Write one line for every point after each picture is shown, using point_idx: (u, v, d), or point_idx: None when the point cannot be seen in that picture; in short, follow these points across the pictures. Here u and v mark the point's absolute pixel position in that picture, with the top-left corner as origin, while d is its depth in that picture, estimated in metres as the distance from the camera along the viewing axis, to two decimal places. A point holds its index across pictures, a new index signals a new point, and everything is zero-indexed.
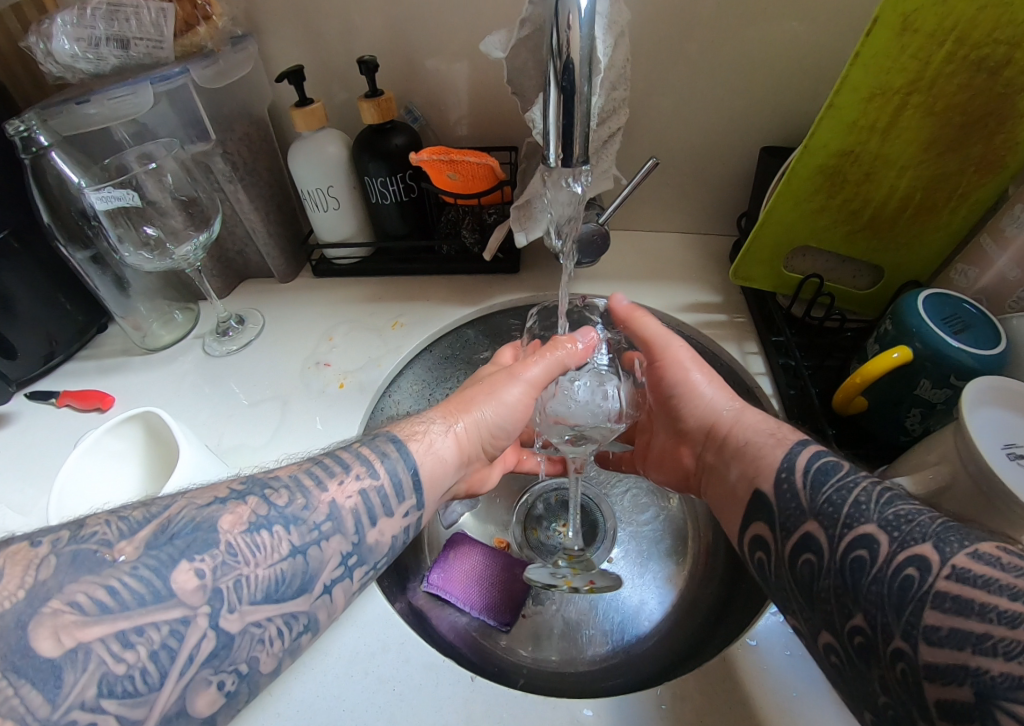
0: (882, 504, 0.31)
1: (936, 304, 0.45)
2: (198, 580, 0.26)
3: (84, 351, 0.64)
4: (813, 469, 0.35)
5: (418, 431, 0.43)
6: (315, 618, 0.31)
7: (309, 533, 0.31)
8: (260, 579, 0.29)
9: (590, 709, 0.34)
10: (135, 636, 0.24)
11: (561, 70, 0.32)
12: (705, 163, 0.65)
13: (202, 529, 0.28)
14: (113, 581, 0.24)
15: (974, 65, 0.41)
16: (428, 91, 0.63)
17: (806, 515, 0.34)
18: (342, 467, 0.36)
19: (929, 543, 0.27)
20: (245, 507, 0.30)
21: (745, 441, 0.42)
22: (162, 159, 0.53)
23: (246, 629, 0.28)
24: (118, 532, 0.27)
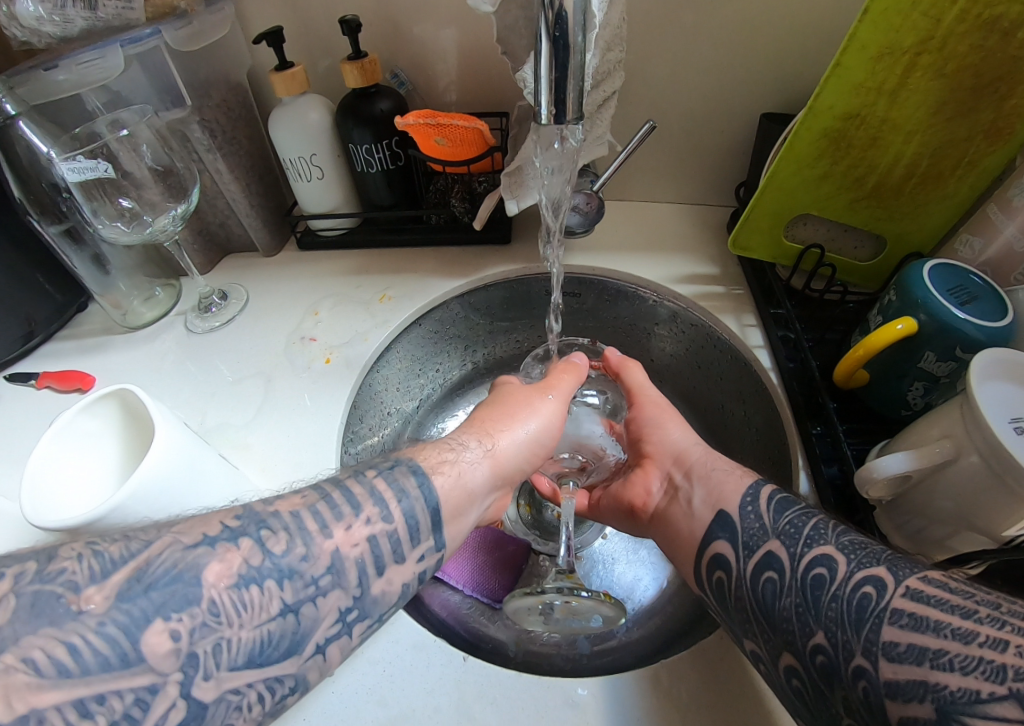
0: (838, 530, 0.31)
1: (943, 274, 0.44)
2: (171, 643, 0.23)
3: (64, 330, 0.62)
4: (776, 498, 0.35)
5: (447, 461, 0.39)
6: (304, 679, 0.28)
7: (304, 589, 0.28)
8: (243, 642, 0.25)
9: (584, 689, 0.33)
10: (96, 704, 0.21)
11: (552, 22, 0.30)
12: (703, 130, 0.63)
13: (184, 579, 0.25)
14: (74, 638, 0.21)
15: (987, 24, 0.39)
16: (414, 55, 0.60)
17: (768, 534, 0.33)
18: (351, 507, 0.32)
19: (882, 566, 0.28)
20: (236, 554, 0.27)
21: (713, 469, 0.40)
22: (135, 127, 0.50)
23: (222, 696, 0.24)
24: (88, 572, 0.23)
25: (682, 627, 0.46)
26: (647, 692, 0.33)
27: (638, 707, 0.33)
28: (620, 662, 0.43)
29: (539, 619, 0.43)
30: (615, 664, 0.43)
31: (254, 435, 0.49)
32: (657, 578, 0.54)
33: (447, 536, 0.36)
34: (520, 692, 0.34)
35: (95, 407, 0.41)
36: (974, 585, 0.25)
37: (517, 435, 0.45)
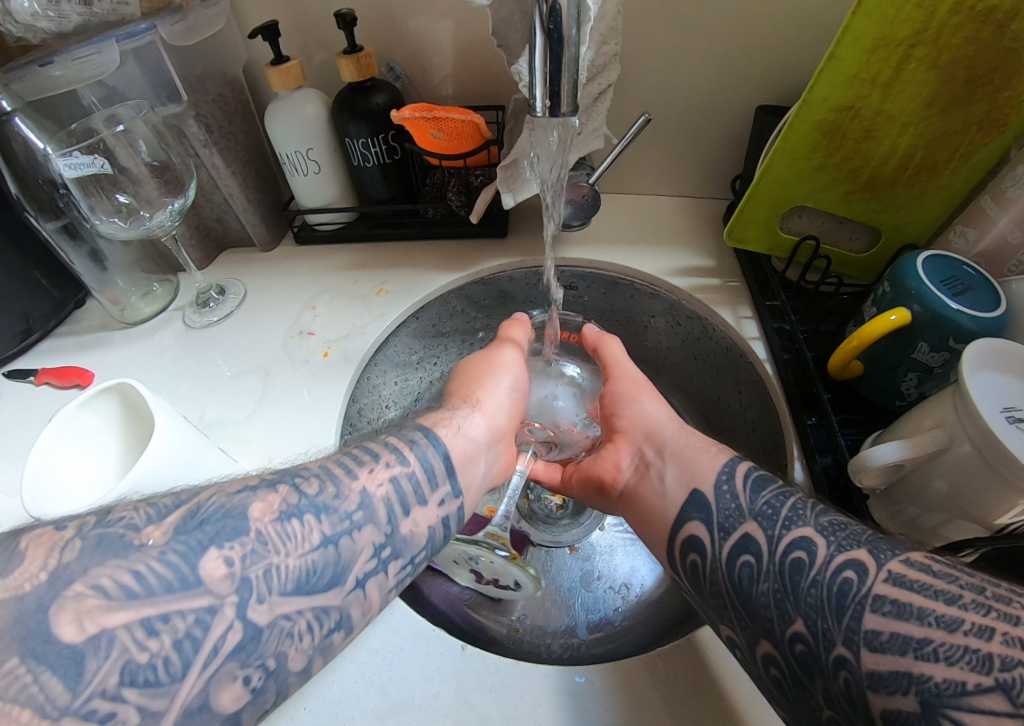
0: (817, 511, 0.32)
1: (937, 266, 0.44)
2: (226, 568, 0.24)
3: (63, 326, 0.62)
4: (752, 475, 0.35)
5: (447, 419, 0.42)
6: (348, 616, 0.28)
7: (341, 523, 0.29)
8: (291, 569, 0.26)
9: (582, 676, 0.34)
10: (161, 623, 0.21)
11: (546, 15, 0.30)
12: (698, 122, 0.63)
13: (231, 516, 0.26)
14: (140, 566, 0.22)
15: (982, 16, 0.39)
16: (410, 48, 0.60)
17: (744, 515, 0.33)
18: (371, 455, 0.34)
19: (864, 549, 0.28)
20: (276, 495, 0.28)
21: (686, 445, 0.41)
22: (132, 122, 0.50)
23: (275, 622, 0.25)
24: (145, 517, 0.25)
25: (677, 616, 0.46)
26: (643, 680, 0.34)
27: (635, 694, 0.33)
28: (620, 650, 0.45)
29: (466, 572, 0.46)
30: (614, 651, 0.46)
31: (253, 428, 0.49)
32: (653, 568, 0.54)
33: (463, 487, 0.37)
34: (517, 679, 0.34)
35: (95, 402, 0.42)
36: (955, 566, 0.26)
37: (501, 395, 0.49)
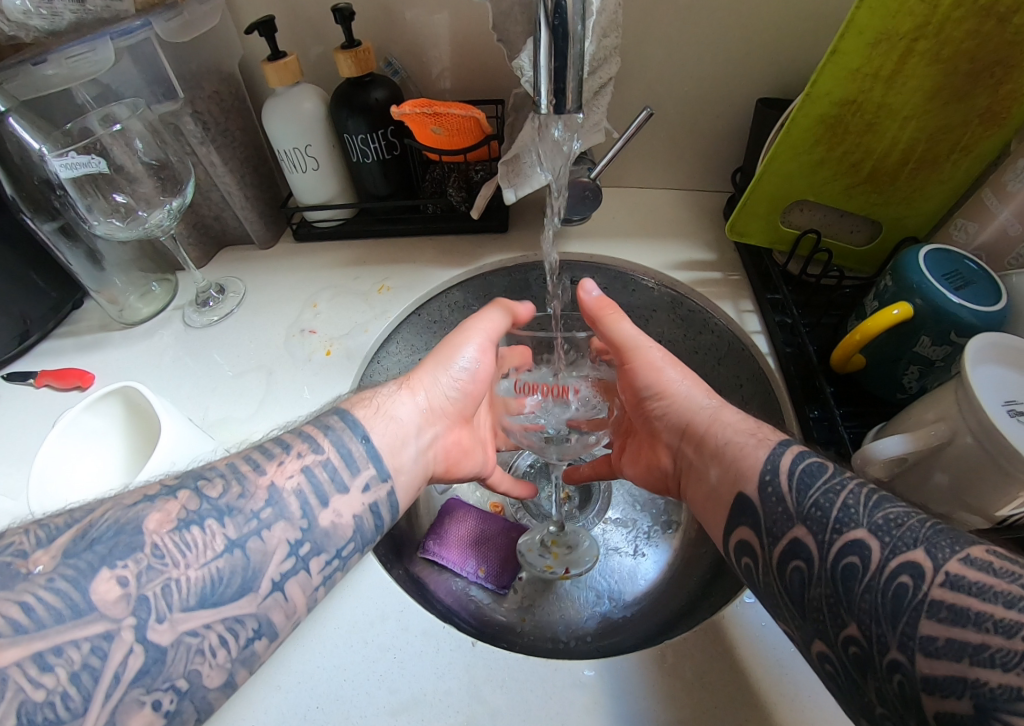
0: (872, 507, 0.28)
1: (938, 260, 0.44)
2: (120, 589, 0.25)
3: (60, 328, 0.61)
4: (798, 471, 0.32)
5: (369, 400, 0.43)
6: (268, 620, 0.30)
7: (247, 524, 0.30)
8: (193, 582, 0.27)
9: (591, 670, 0.34)
10: (54, 657, 0.22)
11: (552, 10, 0.30)
12: (699, 115, 0.63)
13: (126, 532, 0.27)
14: (27, 597, 0.23)
15: (984, 10, 0.39)
16: (407, 42, 0.59)
17: (793, 520, 0.30)
18: (282, 447, 0.35)
19: (920, 548, 0.24)
20: (175, 503, 0.29)
21: (726, 439, 0.38)
22: (128, 121, 0.49)
23: (181, 639, 0.26)
24: (35, 541, 0.26)
25: (683, 608, 0.46)
26: (652, 670, 0.34)
27: (646, 685, 0.34)
28: (627, 642, 0.45)
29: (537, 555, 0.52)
30: (621, 641, 0.46)
31: (258, 427, 0.49)
32: (659, 559, 0.55)
33: (392, 469, 0.39)
34: (526, 673, 0.34)
35: (100, 405, 0.41)
36: (1015, 560, 0.22)
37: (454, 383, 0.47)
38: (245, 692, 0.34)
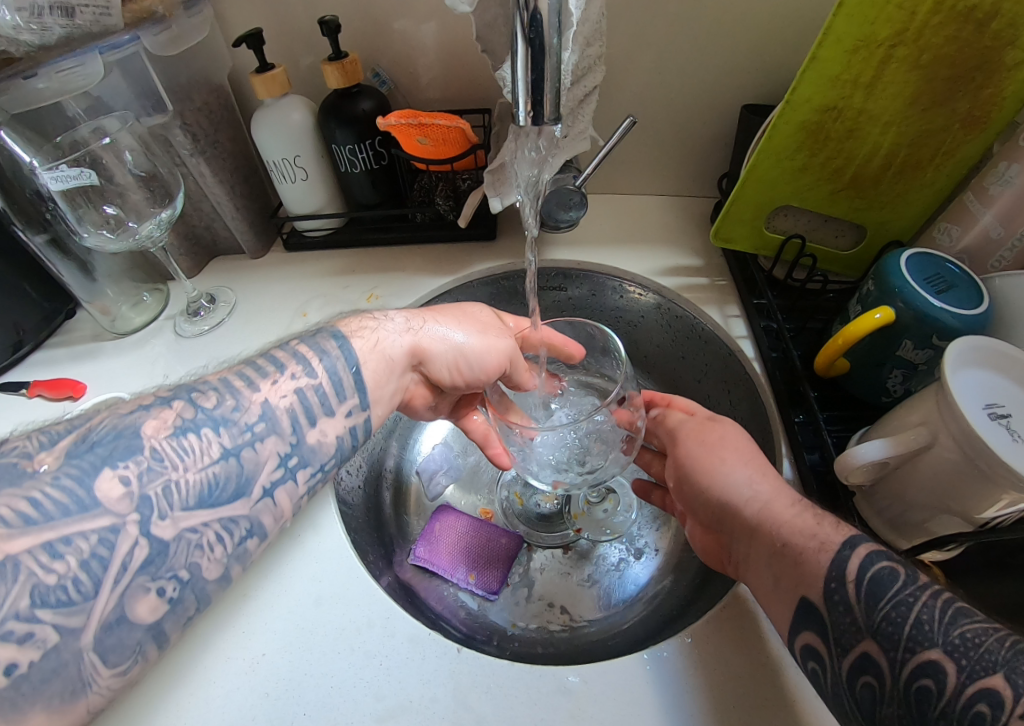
0: (946, 621, 0.24)
1: (921, 264, 0.44)
2: (123, 487, 0.25)
3: (53, 338, 0.61)
4: (865, 578, 0.27)
5: (367, 329, 0.40)
6: (259, 522, 0.30)
7: (241, 435, 0.30)
8: (192, 484, 0.27)
9: (576, 676, 0.34)
10: (63, 546, 0.22)
11: (528, 24, 0.30)
12: (685, 122, 0.63)
13: (125, 435, 0.26)
14: (34, 493, 0.23)
15: (961, 17, 0.40)
16: (395, 53, 0.60)
17: (861, 633, 0.26)
18: (276, 366, 0.33)
19: (999, 673, 0.21)
20: (170, 411, 0.28)
21: (780, 546, 0.31)
22: (117, 134, 0.50)
23: (181, 535, 0.26)
24: (38, 444, 0.25)
25: (672, 613, 0.47)
26: (636, 675, 0.34)
27: (629, 690, 0.34)
28: (617, 645, 0.46)
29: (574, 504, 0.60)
30: (610, 648, 0.46)
31: None
32: (648, 565, 0.55)
33: (373, 400, 0.38)
34: (512, 679, 0.35)
35: None
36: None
37: (448, 336, 0.44)
38: (231, 699, 0.34)
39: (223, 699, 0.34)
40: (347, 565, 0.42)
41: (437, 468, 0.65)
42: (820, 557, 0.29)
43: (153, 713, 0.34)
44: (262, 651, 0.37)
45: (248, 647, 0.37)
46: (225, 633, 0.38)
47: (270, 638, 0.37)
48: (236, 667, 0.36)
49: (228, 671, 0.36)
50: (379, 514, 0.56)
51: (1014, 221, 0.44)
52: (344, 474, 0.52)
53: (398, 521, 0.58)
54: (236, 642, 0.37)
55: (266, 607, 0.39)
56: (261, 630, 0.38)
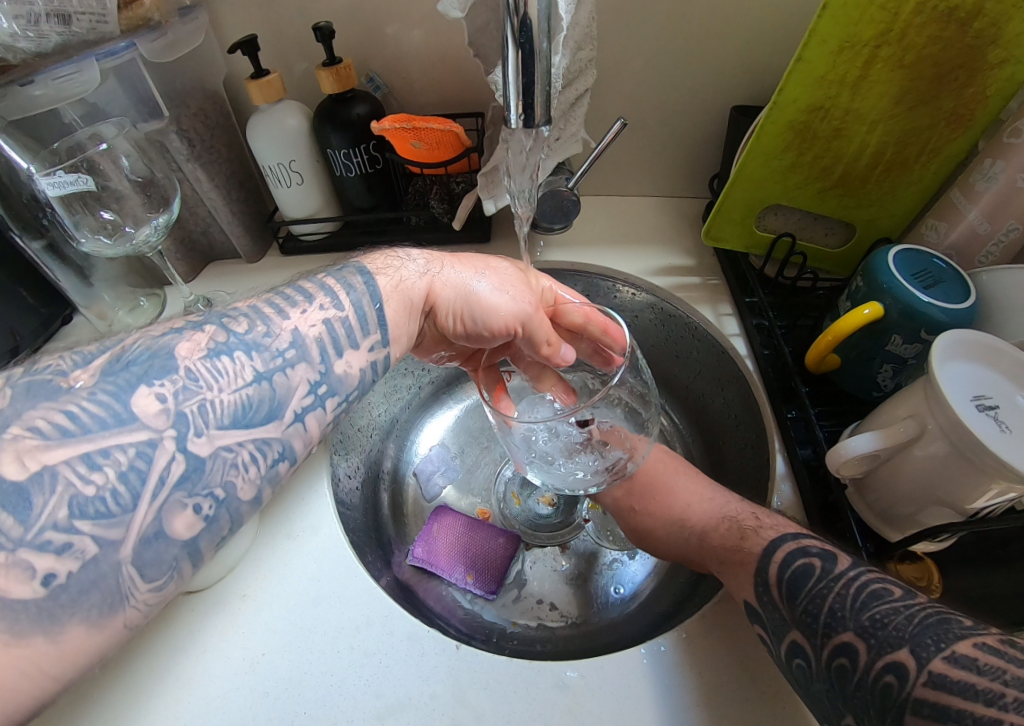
0: (858, 604, 0.28)
1: (908, 260, 0.45)
2: (160, 405, 0.25)
3: (50, 344, 0.62)
4: (785, 579, 0.31)
5: (390, 267, 0.40)
6: (290, 446, 0.30)
7: (273, 361, 0.30)
8: (226, 405, 0.27)
9: (574, 671, 0.35)
10: (101, 458, 0.22)
11: (518, 28, 0.30)
12: (675, 123, 0.64)
13: (159, 356, 0.27)
14: (71, 407, 0.23)
15: (943, 16, 0.41)
16: (388, 57, 0.61)
17: (789, 622, 0.30)
18: (305, 297, 0.34)
19: (905, 648, 0.25)
20: (202, 335, 0.29)
21: (720, 561, 0.37)
22: (114, 140, 0.50)
23: (217, 454, 0.26)
24: (72, 363, 0.25)
25: (669, 610, 0.47)
26: (634, 671, 0.35)
27: (627, 685, 0.34)
28: (614, 642, 0.47)
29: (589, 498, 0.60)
30: (604, 646, 0.46)
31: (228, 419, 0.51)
32: (646, 562, 0.55)
33: (392, 338, 0.38)
34: (511, 675, 0.35)
35: None
36: (1001, 654, 0.23)
37: (461, 281, 0.43)
38: (231, 699, 0.34)
39: (222, 698, 0.34)
40: (345, 565, 0.42)
41: (435, 468, 0.65)
42: (752, 562, 0.34)
43: (154, 712, 0.34)
44: (262, 650, 0.37)
45: (248, 646, 0.37)
46: (224, 633, 0.38)
47: (270, 638, 0.37)
48: (235, 667, 0.36)
49: (228, 671, 0.36)
50: (377, 515, 0.56)
51: (999, 217, 0.45)
52: (342, 475, 0.53)
53: (396, 522, 0.58)
54: (235, 641, 0.37)
55: (265, 607, 0.39)
56: (259, 630, 0.38)
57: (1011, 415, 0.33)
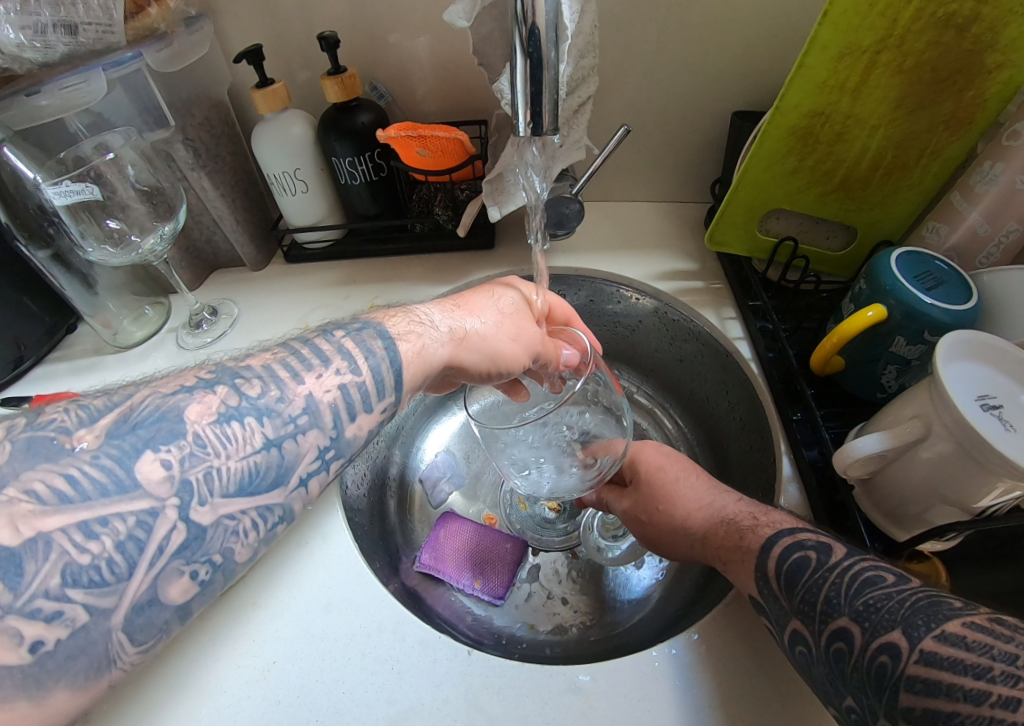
0: (852, 591, 0.28)
1: (910, 261, 0.46)
2: (164, 471, 0.25)
3: (54, 352, 0.62)
4: (784, 572, 0.31)
5: (413, 333, 0.38)
6: (290, 510, 0.30)
7: (284, 427, 0.30)
8: (232, 472, 0.27)
9: (587, 675, 0.35)
10: (99, 527, 0.23)
11: (526, 38, 0.31)
12: (677, 129, 0.65)
13: (167, 419, 0.27)
14: (72, 470, 0.23)
15: (942, 22, 0.41)
16: (392, 66, 0.61)
17: (788, 612, 0.30)
18: (321, 359, 0.33)
19: (897, 628, 0.25)
20: (214, 397, 0.29)
21: (722, 561, 0.36)
22: (121, 149, 0.51)
23: (219, 522, 0.27)
24: (76, 420, 0.26)
25: (678, 613, 0.47)
26: (646, 673, 0.35)
27: (641, 688, 0.34)
28: (624, 645, 0.47)
29: None
30: (619, 648, 0.47)
31: None
32: (654, 566, 0.55)
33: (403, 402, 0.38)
34: (522, 680, 0.35)
35: None
36: (989, 631, 0.23)
37: (484, 334, 0.42)
38: (243, 707, 0.34)
39: (234, 707, 0.34)
40: (356, 572, 0.42)
41: (440, 476, 0.64)
42: (750, 559, 0.34)
43: (166, 715, 0.34)
44: (272, 657, 0.37)
45: (258, 654, 0.37)
46: (236, 641, 0.38)
47: (280, 646, 0.37)
48: (247, 675, 0.36)
49: (241, 678, 0.36)
50: (383, 521, 0.56)
51: (1000, 218, 0.45)
52: (350, 482, 0.53)
53: (403, 529, 0.58)
54: (246, 649, 0.37)
55: (276, 615, 0.39)
56: (270, 637, 0.38)
57: (1015, 413, 0.33)
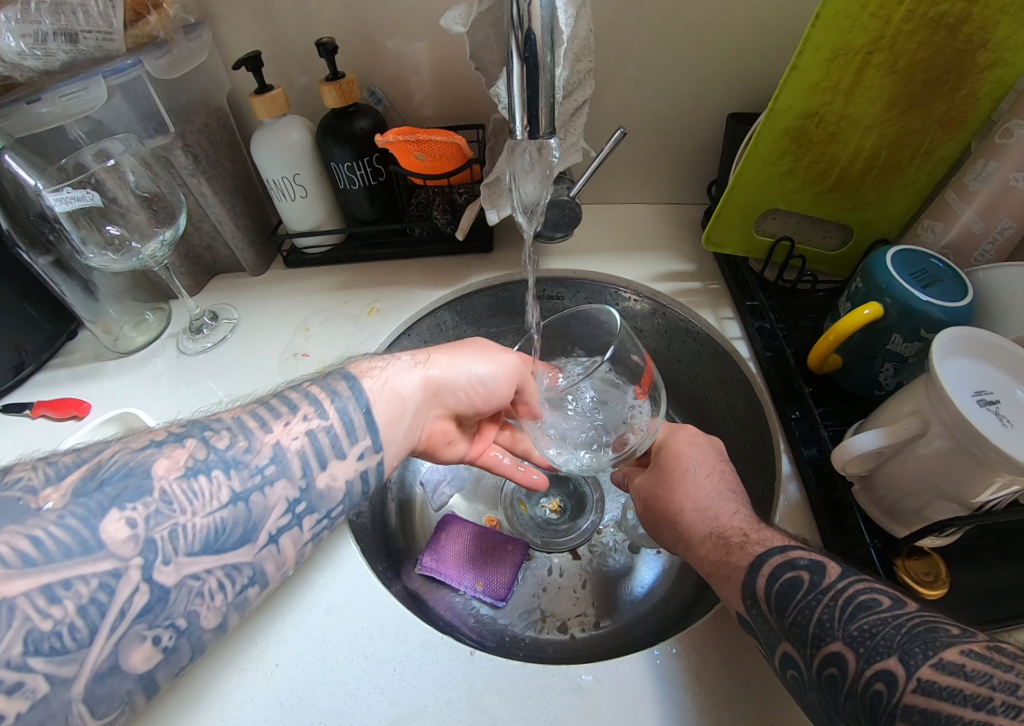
0: (847, 614, 0.28)
1: (907, 261, 0.46)
2: (129, 530, 0.26)
3: (54, 359, 0.62)
4: (774, 594, 0.31)
5: (376, 369, 0.42)
6: (261, 569, 0.31)
7: (251, 478, 0.31)
8: (198, 528, 0.28)
9: (589, 674, 0.35)
10: (62, 590, 0.23)
11: (523, 43, 0.31)
12: (671, 131, 0.65)
13: (134, 475, 0.28)
14: (37, 532, 0.24)
15: (934, 21, 0.42)
16: (390, 72, 0.62)
17: (779, 633, 0.30)
18: (289, 408, 0.35)
19: (893, 656, 0.25)
20: (182, 451, 0.30)
21: (705, 567, 0.36)
22: (121, 156, 0.51)
23: (183, 582, 0.27)
24: (43, 478, 0.26)
25: (678, 613, 0.47)
26: (647, 674, 0.35)
27: (643, 688, 0.34)
28: (631, 642, 0.47)
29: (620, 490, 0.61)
30: (626, 646, 0.47)
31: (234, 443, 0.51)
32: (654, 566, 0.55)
33: (385, 442, 0.39)
34: (524, 681, 0.35)
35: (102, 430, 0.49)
36: (987, 660, 0.23)
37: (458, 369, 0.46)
38: (247, 710, 0.35)
39: (238, 708, 0.35)
40: (357, 575, 0.42)
41: (441, 478, 0.65)
42: (738, 575, 0.33)
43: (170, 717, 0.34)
44: (275, 660, 0.37)
45: (259, 657, 0.37)
46: (240, 644, 0.38)
47: (284, 648, 0.38)
48: (251, 678, 0.36)
49: (244, 682, 0.36)
50: (385, 523, 0.56)
51: (993, 216, 0.46)
52: None
53: (405, 533, 0.58)
54: (247, 652, 0.37)
55: (278, 619, 0.39)
56: (273, 640, 0.38)
57: (1013, 408, 0.34)
